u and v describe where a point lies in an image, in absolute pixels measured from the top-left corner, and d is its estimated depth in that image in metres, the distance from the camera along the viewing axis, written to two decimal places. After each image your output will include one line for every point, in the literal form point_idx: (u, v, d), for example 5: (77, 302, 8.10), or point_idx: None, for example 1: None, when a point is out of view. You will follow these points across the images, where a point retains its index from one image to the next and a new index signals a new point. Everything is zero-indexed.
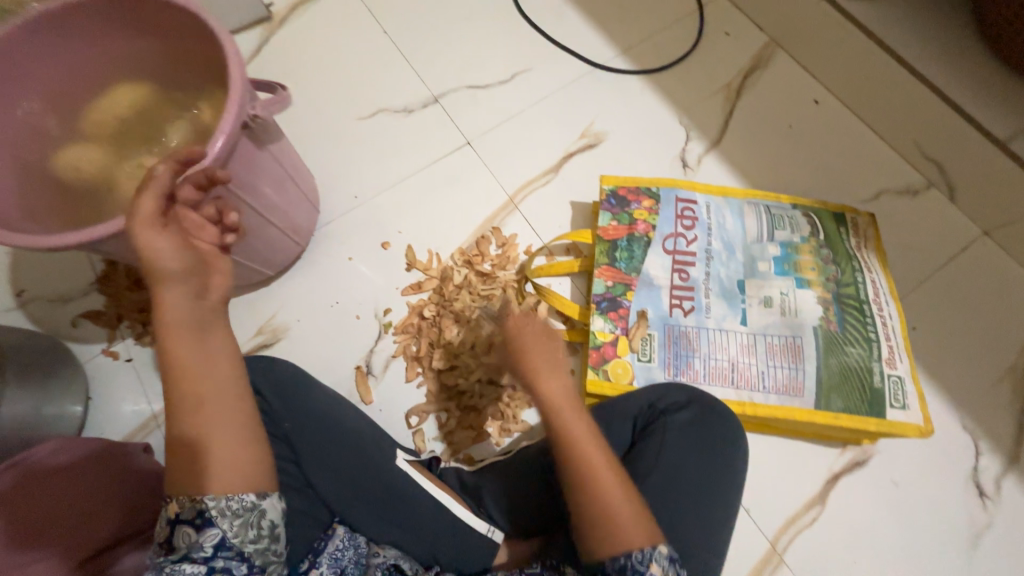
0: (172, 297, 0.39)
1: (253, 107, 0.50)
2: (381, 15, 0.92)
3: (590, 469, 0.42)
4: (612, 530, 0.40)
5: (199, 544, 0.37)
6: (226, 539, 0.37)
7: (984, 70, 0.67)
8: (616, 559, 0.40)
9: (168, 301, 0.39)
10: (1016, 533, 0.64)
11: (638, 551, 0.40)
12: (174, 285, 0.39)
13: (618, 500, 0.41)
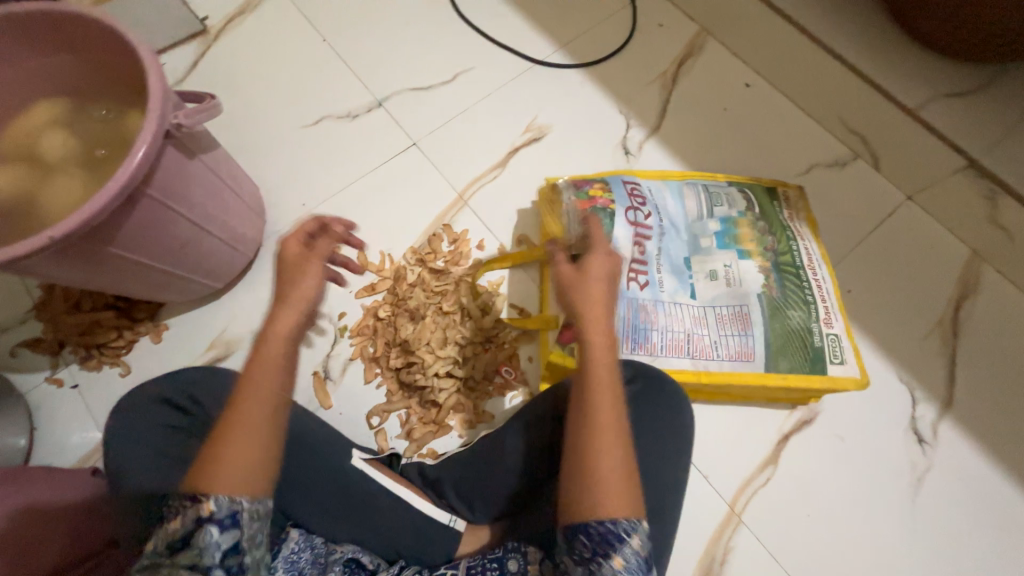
0: (286, 318, 0.42)
1: (176, 116, 0.50)
2: (320, 22, 0.92)
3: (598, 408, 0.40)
4: (598, 494, 0.37)
5: (211, 547, 0.36)
6: (240, 543, 0.36)
7: (890, 51, 0.77)
8: (592, 521, 0.37)
9: (282, 321, 0.42)
10: (955, 472, 0.68)
11: (623, 520, 0.37)
12: (293, 310, 0.42)
13: (614, 449, 0.39)
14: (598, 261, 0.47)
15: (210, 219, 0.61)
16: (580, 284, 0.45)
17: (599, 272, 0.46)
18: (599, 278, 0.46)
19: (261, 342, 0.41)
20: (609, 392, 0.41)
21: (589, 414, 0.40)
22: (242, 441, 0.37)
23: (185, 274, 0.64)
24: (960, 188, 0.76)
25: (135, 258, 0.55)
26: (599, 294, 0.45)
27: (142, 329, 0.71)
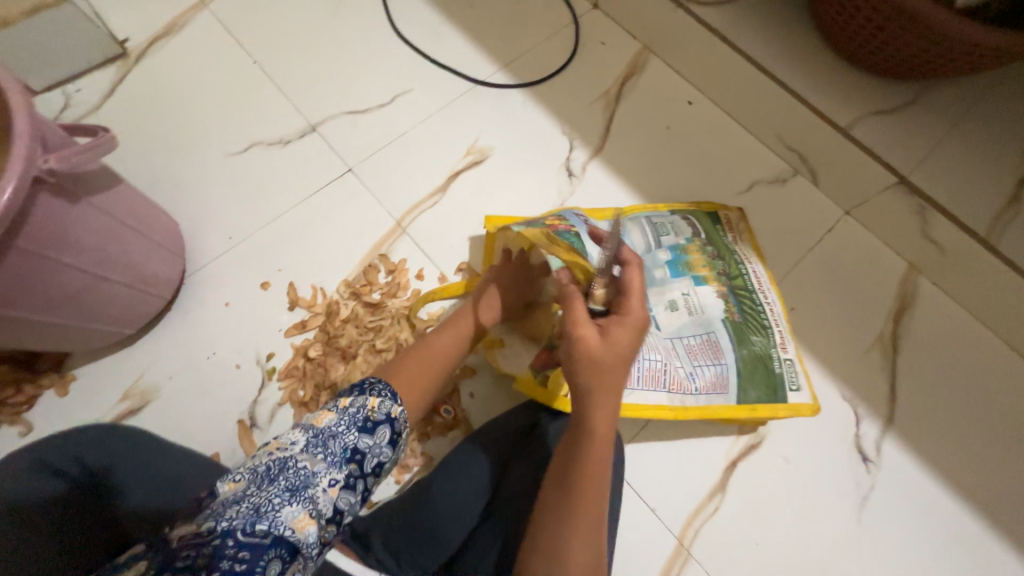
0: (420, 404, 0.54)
1: (47, 159, 0.45)
2: (250, 43, 0.88)
3: (581, 495, 0.42)
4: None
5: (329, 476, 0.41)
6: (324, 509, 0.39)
7: (822, 70, 0.77)
8: None
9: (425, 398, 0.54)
10: (898, 489, 0.69)
11: None
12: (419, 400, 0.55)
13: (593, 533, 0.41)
14: (624, 331, 0.45)
15: (110, 265, 0.57)
16: (590, 366, 0.43)
17: (625, 342, 0.44)
18: (620, 352, 0.44)
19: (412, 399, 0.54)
20: (596, 477, 0.42)
21: (570, 504, 0.42)
22: (428, 369, 0.55)
23: (86, 325, 0.59)
24: (892, 205, 0.77)
25: (14, 313, 0.50)
26: (611, 370, 0.44)
27: (46, 381, 0.65)
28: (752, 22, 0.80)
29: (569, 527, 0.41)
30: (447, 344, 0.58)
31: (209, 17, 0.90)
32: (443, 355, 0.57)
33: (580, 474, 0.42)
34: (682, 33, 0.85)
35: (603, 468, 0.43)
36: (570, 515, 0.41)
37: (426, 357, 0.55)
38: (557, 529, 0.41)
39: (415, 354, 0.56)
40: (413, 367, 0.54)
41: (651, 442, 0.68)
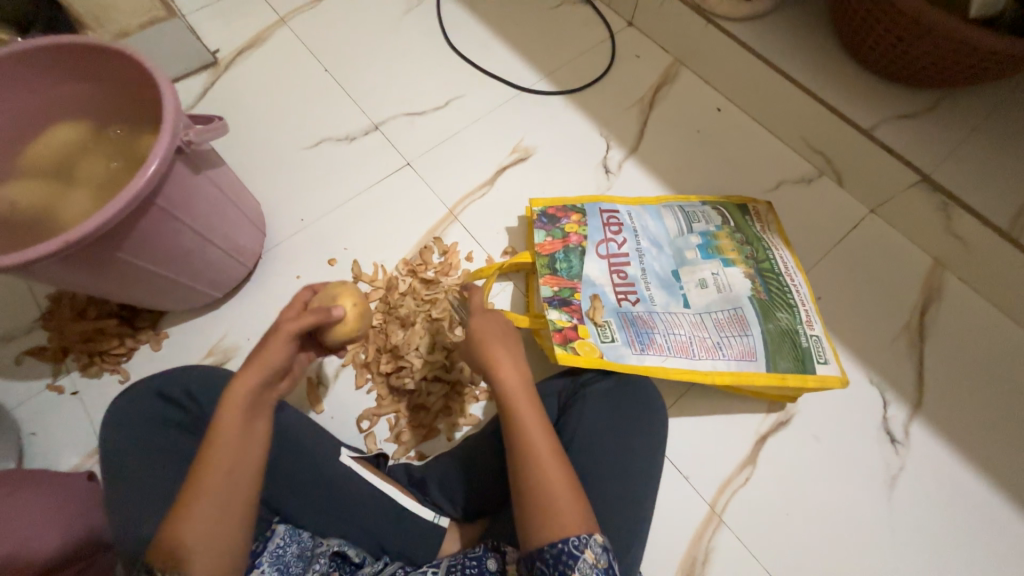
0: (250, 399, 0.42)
1: (187, 134, 0.55)
2: (322, 54, 1.00)
3: (536, 455, 0.45)
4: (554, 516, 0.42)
5: None
6: None
7: (845, 78, 0.84)
8: (553, 544, 0.41)
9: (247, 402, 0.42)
10: (927, 470, 0.71)
11: (575, 536, 0.41)
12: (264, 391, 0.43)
13: (565, 485, 0.44)
14: (487, 317, 0.55)
15: (213, 231, 0.66)
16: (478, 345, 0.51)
17: (494, 324, 0.54)
18: (494, 333, 0.53)
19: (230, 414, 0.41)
20: (533, 440, 0.46)
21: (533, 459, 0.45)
22: (213, 505, 0.38)
23: (186, 283, 0.67)
24: (915, 202, 0.81)
25: (141, 264, 0.59)
26: (494, 347, 0.51)
27: (143, 337, 0.74)
28: (779, 35, 0.87)
29: (538, 494, 0.43)
30: (236, 443, 0.40)
31: (287, 32, 1.01)
32: (234, 461, 0.39)
33: (523, 444, 0.46)
34: (713, 46, 0.93)
35: (533, 423, 0.47)
36: (536, 480, 0.44)
37: (224, 459, 0.39)
38: (534, 500, 0.43)
39: (196, 499, 0.38)
40: (219, 481, 0.39)
41: (685, 415, 0.72)
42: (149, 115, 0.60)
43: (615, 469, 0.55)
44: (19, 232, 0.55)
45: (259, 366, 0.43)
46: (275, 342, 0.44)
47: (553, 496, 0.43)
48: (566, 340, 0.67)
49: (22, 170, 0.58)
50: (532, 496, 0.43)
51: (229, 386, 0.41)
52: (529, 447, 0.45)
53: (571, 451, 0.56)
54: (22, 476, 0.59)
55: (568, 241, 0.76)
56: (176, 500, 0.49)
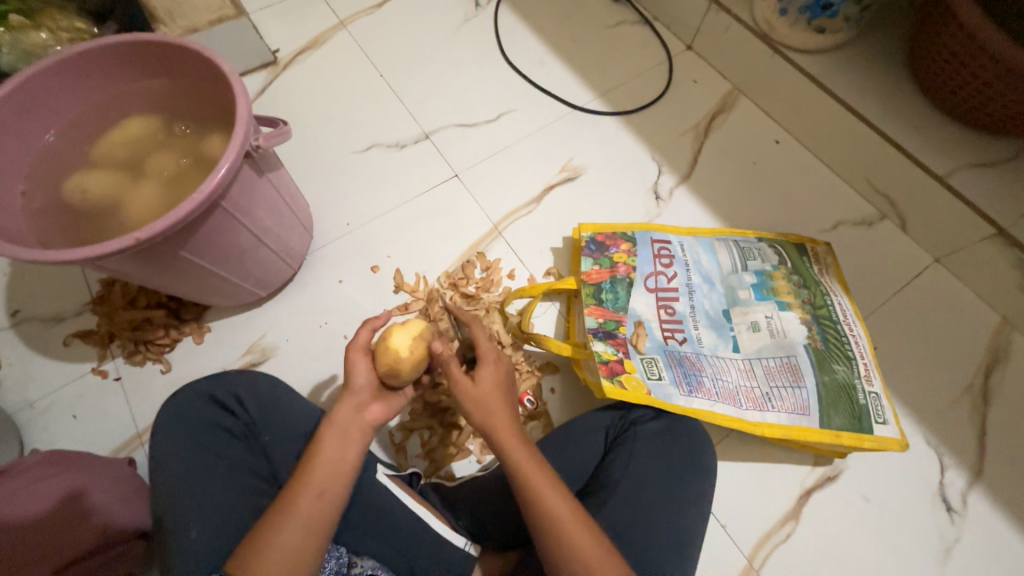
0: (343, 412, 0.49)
1: (256, 139, 0.56)
2: (378, 59, 1.00)
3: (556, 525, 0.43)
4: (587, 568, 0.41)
5: None
6: None
7: (918, 119, 0.80)
8: None
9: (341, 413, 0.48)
10: (986, 546, 0.66)
11: None
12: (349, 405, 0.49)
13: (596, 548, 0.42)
14: (486, 370, 0.50)
15: (267, 233, 0.66)
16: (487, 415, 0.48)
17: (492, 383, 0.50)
18: (491, 394, 0.49)
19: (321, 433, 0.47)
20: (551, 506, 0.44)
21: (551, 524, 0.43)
22: (297, 525, 0.42)
23: (236, 282, 0.68)
24: (986, 256, 0.77)
25: (198, 262, 0.59)
26: (497, 410, 0.48)
27: (187, 329, 0.75)
28: (850, 70, 0.84)
29: (569, 560, 0.42)
30: (333, 455, 0.46)
31: (346, 35, 1.02)
32: (327, 482, 0.44)
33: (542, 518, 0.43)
34: (777, 77, 0.90)
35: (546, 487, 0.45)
36: (565, 548, 0.42)
37: (319, 480, 0.44)
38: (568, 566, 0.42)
39: (278, 515, 0.42)
40: (308, 504, 0.43)
41: (725, 459, 0.70)
42: (219, 114, 0.61)
43: (663, 516, 0.53)
44: (86, 222, 0.56)
45: (353, 398, 0.50)
46: (362, 367, 0.52)
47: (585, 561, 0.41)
48: (612, 373, 0.65)
49: (94, 161, 0.59)
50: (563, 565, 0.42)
51: (330, 415, 0.48)
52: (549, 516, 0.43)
53: (617, 490, 0.54)
54: (69, 457, 0.60)
55: (616, 271, 0.74)
56: (215, 506, 0.49)
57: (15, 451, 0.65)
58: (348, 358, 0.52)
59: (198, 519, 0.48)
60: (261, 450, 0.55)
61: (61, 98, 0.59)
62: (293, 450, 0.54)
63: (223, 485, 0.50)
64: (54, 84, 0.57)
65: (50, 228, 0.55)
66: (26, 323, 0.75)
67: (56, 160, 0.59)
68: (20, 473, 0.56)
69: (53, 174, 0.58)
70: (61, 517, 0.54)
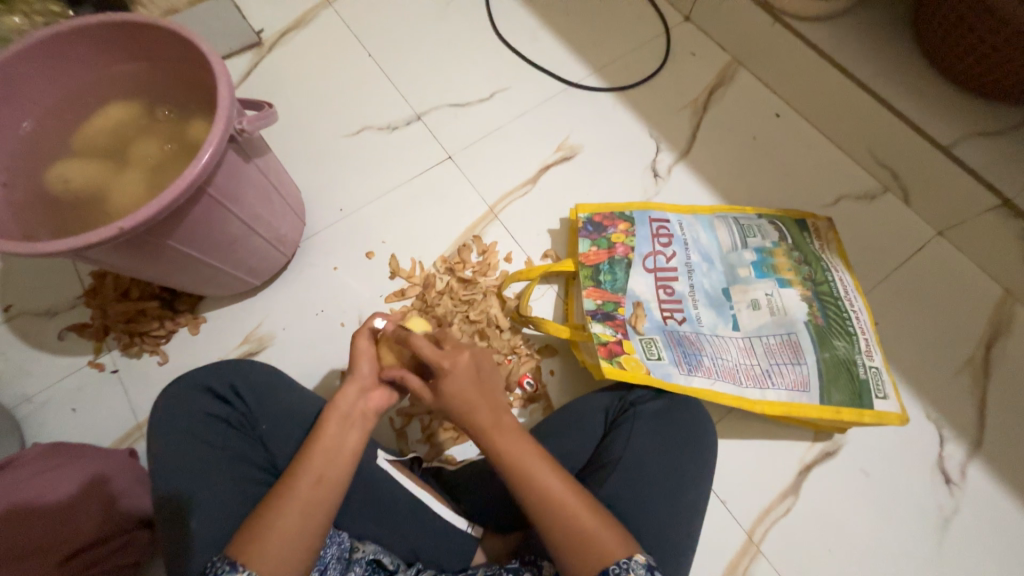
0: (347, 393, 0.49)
1: (240, 123, 0.54)
2: (366, 37, 0.97)
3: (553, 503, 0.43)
4: (588, 547, 0.41)
5: None
6: None
7: (924, 88, 0.77)
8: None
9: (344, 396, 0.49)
10: (983, 516, 0.67)
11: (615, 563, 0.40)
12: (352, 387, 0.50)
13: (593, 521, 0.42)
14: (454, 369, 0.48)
15: (257, 220, 0.65)
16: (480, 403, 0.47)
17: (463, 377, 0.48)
18: (466, 387, 0.47)
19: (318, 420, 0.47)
20: (549, 484, 0.43)
21: (551, 501, 0.43)
22: (297, 510, 0.42)
23: (228, 271, 0.67)
24: (991, 228, 0.76)
25: (188, 251, 0.58)
26: (476, 399, 0.47)
27: (182, 320, 0.74)
28: (854, 38, 0.81)
29: (569, 539, 0.41)
30: (332, 441, 0.46)
31: (332, 13, 0.99)
32: (326, 467, 0.44)
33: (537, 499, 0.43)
34: (779, 48, 0.87)
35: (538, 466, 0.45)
36: (564, 528, 0.42)
37: (317, 466, 0.44)
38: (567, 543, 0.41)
39: (277, 501, 0.42)
40: (308, 489, 0.43)
41: (725, 437, 0.70)
42: (201, 98, 0.59)
43: (663, 494, 0.53)
44: (70, 213, 0.55)
45: (356, 382, 0.50)
46: (367, 358, 0.52)
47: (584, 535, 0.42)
48: (611, 354, 0.65)
49: (75, 149, 0.57)
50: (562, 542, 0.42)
51: (332, 401, 0.49)
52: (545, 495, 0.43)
53: (617, 470, 0.54)
54: (69, 448, 0.60)
55: (614, 251, 0.73)
56: (216, 495, 0.49)
57: (16, 445, 0.65)
58: (357, 344, 0.52)
59: (200, 508, 0.48)
60: (258, 438, 0.55)
61: (36, 85, 0.56)
62: (292, 437, 0.54)
63: (223, 474, 0.50)
64: (27, 70, 0.55)
65: (34, 220, 0.54)
66: (20, 318, 0.75)
67: (36, 149, 0.57)
68: (20, 467, 0.56)
69: (34, 164, 0.56)
70: (68, 503, 0.55)
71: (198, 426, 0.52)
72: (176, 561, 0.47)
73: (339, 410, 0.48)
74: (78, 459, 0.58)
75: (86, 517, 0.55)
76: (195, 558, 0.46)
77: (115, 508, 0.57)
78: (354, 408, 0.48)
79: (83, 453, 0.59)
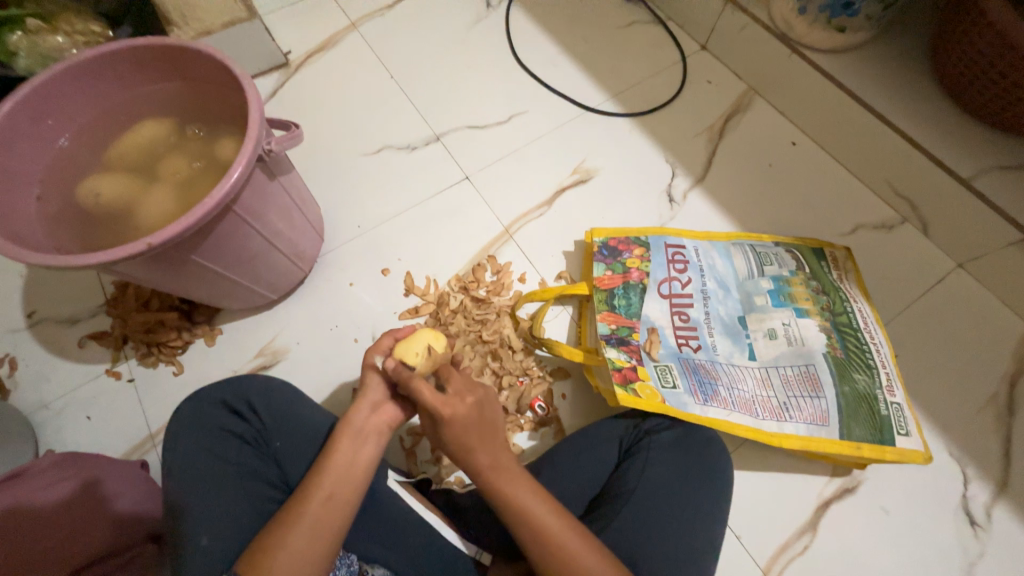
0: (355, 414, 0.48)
1: (269, 143, 0.55)
2: (388, 60, 1.00)
3: (554, 543, 0.42)
4: None
5: None
6: None
7: (942, 120, 0.77)
8: None
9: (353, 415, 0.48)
10: (1011, 562, 0.64)
11: None
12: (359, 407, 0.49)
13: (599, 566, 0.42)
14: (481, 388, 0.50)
15: (278, 236, 0.66)
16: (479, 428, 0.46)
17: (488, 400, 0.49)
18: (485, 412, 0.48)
19: (331, 438, 0.47)
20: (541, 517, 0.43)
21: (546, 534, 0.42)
22: (306, 529, 0.41)
23: (248, 285, 0.68)
24: (1013, 261, 0.75)
25: (210, 266, 0.60)
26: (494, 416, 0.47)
27: (199, 331, 0.75)
28: (871, 70, 0.81)
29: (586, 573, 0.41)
30: (344, 460, 0.45)
31: (356, 36, 1.02)
32: (336, 486, 0.43)
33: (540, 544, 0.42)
34: (795, 78, 0.88)
35: (539, 508, 0.43)
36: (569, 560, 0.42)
37: (328, 483, 0.44)
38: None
39: (288, 518, 0.42)
40: (317, 508, 0.42)
41: (740, 469, 0.68)
42: (230, 117, 0.61)
43: (677, 526, 0.52)
44: (99, 225, 0.56)
45: (367, 398, 0.50)
46: (376, 377, 0.51)
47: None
48: (626, 380, 0.64)
49: (108, 164, 0.59)
50: None
51: (344, 416, 0.48)
52: (547, 535, 0.42)
53: (632, 502, 0.53)
54: (78, 459, 0.60)
55: (629, 276, 0.73)
56: (226, 512, 0.49)
57: (30, 452, 0.66)
58: (364, 370, 0.52)
59: (210, 525, 0.48)
60: (271, 455, 0.55)
61: (75, 102, 0.59)
62: (304, 453, 0.54)
63: (234, 490, 0.50)
64: (69, 89, 0.58)
65: (65, 231, 0.55)
66: (42, 325, 0.76)
67: (70, 163, 0.59)
68: (31, 477, 0.57)
69: (67, 178, 0.58)
70: (77, 512, 0.55)
71: (211, 442, 0.52)
72: None
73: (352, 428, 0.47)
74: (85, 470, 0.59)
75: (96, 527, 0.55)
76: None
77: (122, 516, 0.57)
78: (365, 427, 0.48)
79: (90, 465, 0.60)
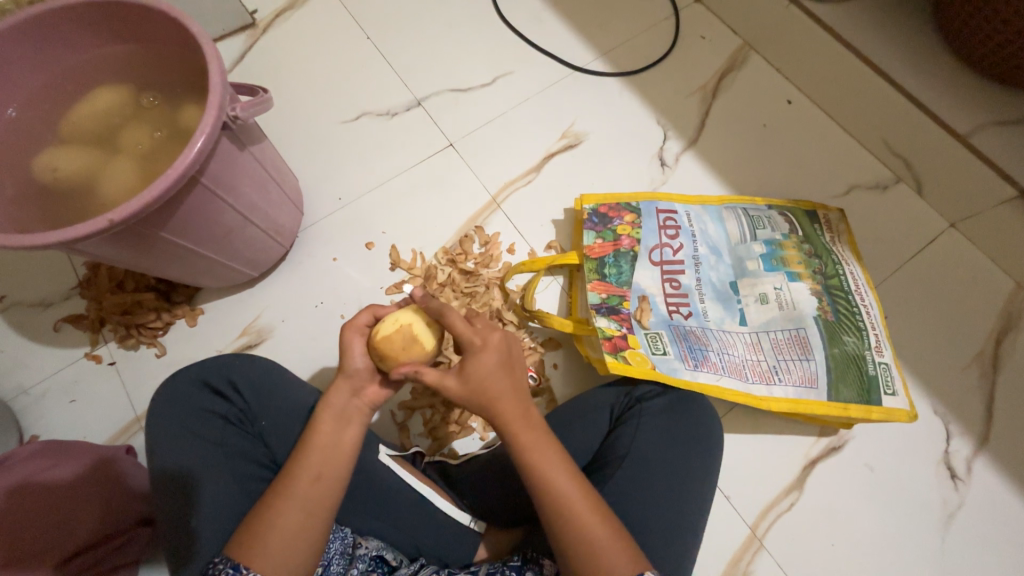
0: (338, 396, 0.47)
1: (233, 109, 0.51)
2: (363, 19, 0.93)
3: (562, 514, 0.42)
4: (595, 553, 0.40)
5: None
6: None
7: (941, 73, 0.74)
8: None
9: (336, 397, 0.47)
10: (986, 511, 0.66)
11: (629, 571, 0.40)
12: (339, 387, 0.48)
13: (600, 531, 0.41)
14: (478, 354, 0.46)
15: (254, 210, 0.63)
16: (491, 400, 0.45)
17: (490, 366, 0.46)
18: (491, 377, 0.46)
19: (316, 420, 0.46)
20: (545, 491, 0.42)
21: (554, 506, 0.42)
22: (294, 513, 0.41)
23: (226, 263, 0.66)
24: (1005, 220, 0.74)
25: (182, 243, 0.57)
26: (500, 391, 0.46)
27: (179, 312, 0.73)
28: (871, 19, 0.77)
29: (579, 544, 0.41)
30: (329, 442, 0.44)
31: None
32: (322, 466, 0.43)
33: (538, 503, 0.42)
34: (793, 31, 0.83)
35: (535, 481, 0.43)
36: (575, 531, 0.41)
37: (314, 465, 0.43)
38: (576, 552, 0.41)
39: (276, 500, 0.41)
40: (304, 489, 0.42)
41: (730, 432, 0.69)
42: (191, 83, 0.56)
43: (665, 494, 0.52)
44: (58, 203, 0.53)
45: (349, 380, 0.48)
46: (358, 351, 0.49)
47: (588, 548, 0.41)
48: (616, 349, 0.64)
49: (62, 137, 0.55)
50: (573, 551, 0.41)
51: (325, 398, 0.47)
52: (550, 503, 0.42)
53: (621, 469, 0.53)
54: (62, 446, 0.59)
55: (619, 244, 0.71)
56: (214, 494, 0.48)
57: (13, 439, 0.65)
58: (345, 338, 0.50)
59: (200, 503, 0.48)
60: (257, 434, 0.54)
61: (19, 69, 0.54)
62: (292, 433, 0.54)
63: (221, 471, 0.49)
64: (9, 54, 0.53)
65: (23, 213, 0.52)
66: (13, 310, 0.73)
67: (20, 135, 0.55)
68: (16, 467, 0.55)
69: (17, 152, 0.54)
70: (72, 492, 0.55)
71: (196, 425, 0.51)
72: (175, 559, 0.47)
73: (340, 407, 0.47)
74: (67, 458, 0.57)
75: (94, 506, 0.55)
76: (197, 555, 0.46)
77: (122, 489, 0.58)
78: (352, 404, 0.47)
79: (72, 451, 0.59)
